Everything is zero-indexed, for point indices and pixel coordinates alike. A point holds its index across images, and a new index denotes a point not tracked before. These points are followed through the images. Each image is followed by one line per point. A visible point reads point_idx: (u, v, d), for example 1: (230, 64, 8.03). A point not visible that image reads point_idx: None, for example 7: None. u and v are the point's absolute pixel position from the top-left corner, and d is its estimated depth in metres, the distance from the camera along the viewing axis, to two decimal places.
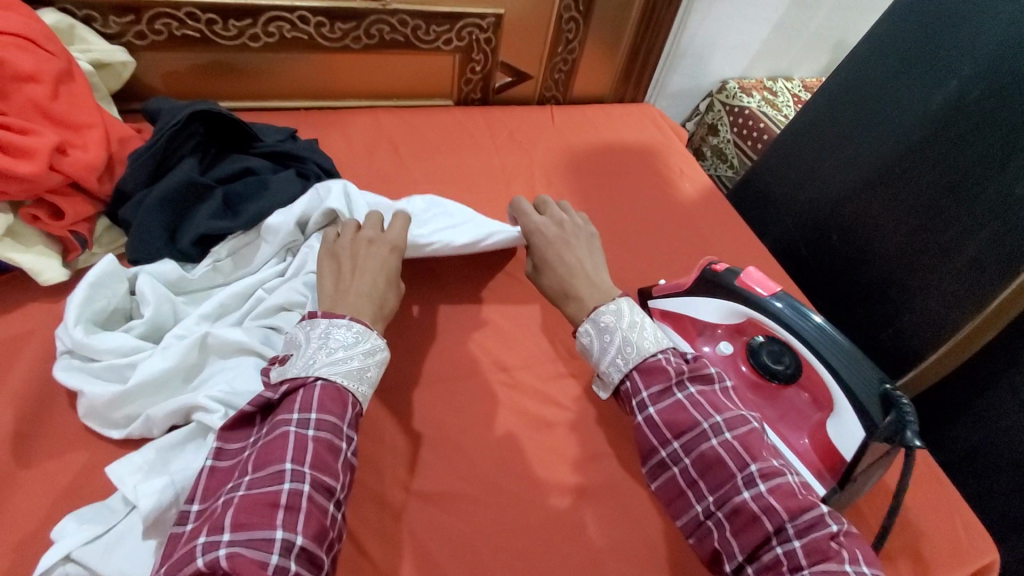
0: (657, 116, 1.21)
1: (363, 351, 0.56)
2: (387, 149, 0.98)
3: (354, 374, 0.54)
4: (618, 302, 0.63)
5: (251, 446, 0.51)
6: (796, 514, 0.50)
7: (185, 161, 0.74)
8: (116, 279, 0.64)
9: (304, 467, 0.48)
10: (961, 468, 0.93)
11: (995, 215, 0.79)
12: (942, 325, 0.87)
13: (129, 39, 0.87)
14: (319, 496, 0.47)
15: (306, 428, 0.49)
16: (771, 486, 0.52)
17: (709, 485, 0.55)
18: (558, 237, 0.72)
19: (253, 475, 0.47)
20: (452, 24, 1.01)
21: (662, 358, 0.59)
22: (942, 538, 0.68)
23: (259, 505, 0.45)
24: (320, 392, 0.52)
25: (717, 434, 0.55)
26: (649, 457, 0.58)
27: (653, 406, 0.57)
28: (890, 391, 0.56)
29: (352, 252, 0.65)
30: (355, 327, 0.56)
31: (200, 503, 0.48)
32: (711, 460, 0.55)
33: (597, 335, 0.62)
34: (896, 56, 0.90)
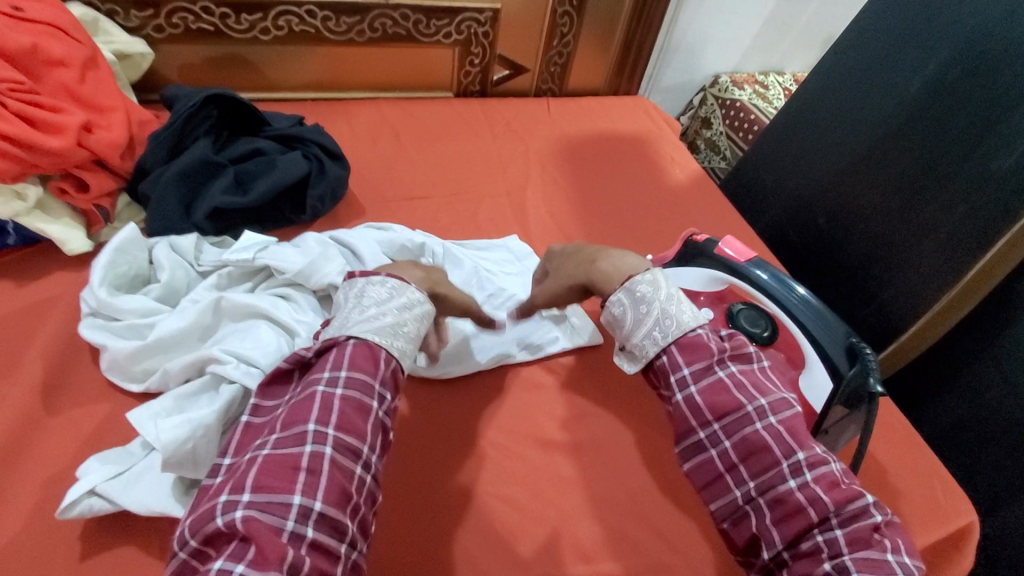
0: (649, 108, 1.25)
1: (397, 306, 0.57)
2: (389, 136, 1.03)
3: (387, 328, 0.55)
4: (653, 273, 0.61)
5: (283, 403, 0.51)
6: (842, 504, 0.48)
7: (200, 141, 0.80)
8: (137, 247, 0.70)
9: (328, 430, 0.47)
10: (949, 442, 0.96)
11: (972, 190, 0.82)
12: (923, 299, 0.90)
13: (149, 32, 0.93)
14: (342, 459, 0.47)
15: (335, 387, 0.50)
16: (817, 474, 0.49)
17: (749, 470, 0.52)
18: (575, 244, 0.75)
19: (279, 434, 0.47)
20: (451, 18, 1.07)
21: (703, 334, 0.57)
22: (918, 496, 0.71)
23: (280, 468, 0.45)
24: (351, 350, 0.52)
25: (761, 418, 0.52)
26: (683, 438, 0.56)
27: (695, 384, 0.55)
28: (855, 342, 0.60)
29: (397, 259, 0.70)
30: (389, 285, 0.59)
31: (232, 457, 0.49)
32: (755, 444, 0.52)
33: (631, 305, 0.59)
34: (878, 44, 0.94)
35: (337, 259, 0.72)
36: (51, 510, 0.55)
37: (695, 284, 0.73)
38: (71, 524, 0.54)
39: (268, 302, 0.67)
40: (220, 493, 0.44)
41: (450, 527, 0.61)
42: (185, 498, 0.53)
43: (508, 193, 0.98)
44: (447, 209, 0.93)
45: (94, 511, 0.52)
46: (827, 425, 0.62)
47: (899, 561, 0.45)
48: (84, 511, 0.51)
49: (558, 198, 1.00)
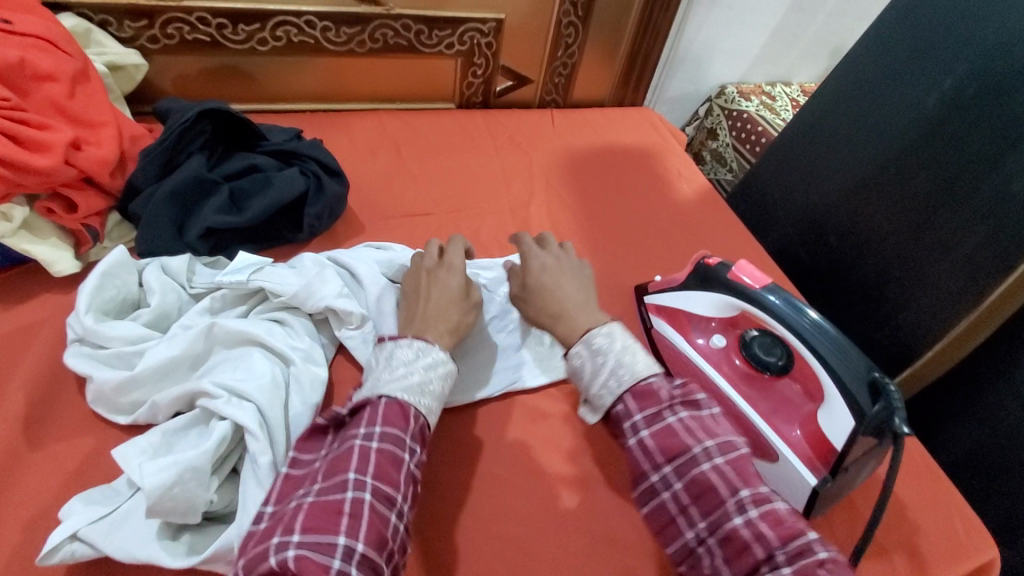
0: (655, 120, 1.23)
1: (424, 364, 0.55)
2: (390, 149, 1.00)
3: (415, 388, 0.54)
4: (611, 326, 0.62)
5: (321, 457, 0.52)
6: (786, 540, 0.48)
7: (194, 158, 0.77)
8: (127, 270, 0.67)
9: (366, 477, 0.48)
10: (966, 468, 0.93)
11: (992, 211, 0.79)
12: (941, 322, 0.87)
13: (142, 43, 0.91)
14: (381, 505, 0.47)
15: (371, 440, 0.50)
16: (762, 511, 0.49)
17: (699, 510, 0.52)
18: (556, 267, 0.73)
19: (322, 483, 0.48)
20: (454, 28, 1.04)
21: (655, 382, 0.58)
22: (938, 533, 0.68)
23: (325, 513, 0.45)
24: (383, 408, 0.52)
25: (708, 458, 0.53)
26: (639, 483, 0.56)
27: (645, 429, 0.55)
28: (878, 377, 0.56)
29: (415, 296, 0.66)
30: (416, 344, 0.57)
31: (273, 505, 0.49)
32: (703, 486, 0.52)
33: (589, 357, 0.61)
34: (891, 58, 0.91)
35: (335, 281, 0.69)
36: (30, 554, 0.52)
37: (706, 312, 0.71)
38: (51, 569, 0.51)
39: (263, 328, 0.64)
40: (271, 535, 0.44)
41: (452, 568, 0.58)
42: (172, 543, 0.50)
43: (512, 210, 0.96)
44: (449, 226, 0.90)
45: (76, 557, 0.49)
46: (846, 462, 0.58)
47: None
48: (66, 558, 0.48)
49: (563, 214, 0.97)
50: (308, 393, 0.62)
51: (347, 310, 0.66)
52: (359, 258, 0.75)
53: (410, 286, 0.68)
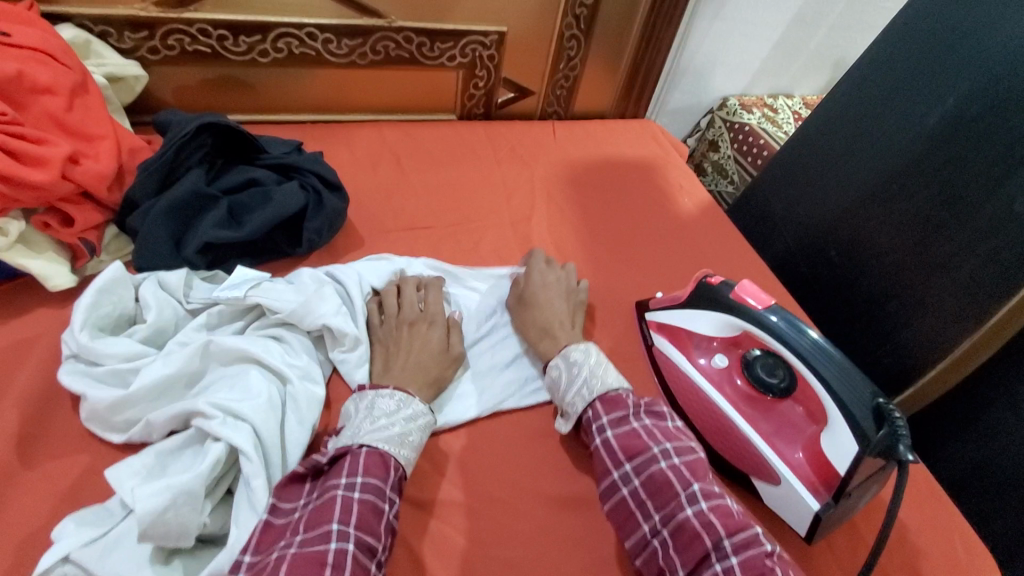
0: (657, 132, 1.22)
1: (405, 417, 0.59)
2: (390, 161, 1.00)
3: (395, 438, 0.56)
4: (588, 344, 0.68)
5: (302, 509, 0.52)
6: (733, 530, 0.52)
7: (193, 171, 0.76)
8: (123, 285, 0.66)
9: (350, 528, 0.49)
10: (966, 487, 0.92)
11: (993, 232, 0.79)
12: (941, 341, 0.86)
13: (143, 54, 0.90)
14: (362, 555, 0.48)
15: (352, 491, 0.51)
16: (711, 504, 0.54)
17: (655, 504, 0.56)
18: (551, 286, 0.78)
19: (304, 534, 0.48)
20: (455, 41, 1.04)
21: (623, 393, 0.64)
22: (941, 558, 0.67)
23: (308, 564, 0.46)
24: (364, 458, 0.54)
25: (665, 458, 0.58)
26: (602, 480, 0.60)
27: (611, 430, 0.61)
28: (883, 404, 0.55)
29: (396, 338, 0.68)
30: (397, 396, 0.60)
31: (251, 556, 0.49)
32: (659, 482, 0.56)
33: (564, 368, 0.67)
34: (893, 76, 0.91)
35: (333, 299, 0.68)
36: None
37: (705, 331, 0.71)
38: None
39: (260, 345, 0.63)
40: None
41: None
42: (164, 569, 0.49)
43: (513, 223, 0.95)
44: (449, 239, 0.90)
45: None
46: (850, 488, 0.57)
47: None
48: None
49: (564, 228, 0.96)
50: (305, 412, 0.61)
51: (341, 330, 0.66)
52: (354, 274, 0.74)
53: (390, 334, 0.69)
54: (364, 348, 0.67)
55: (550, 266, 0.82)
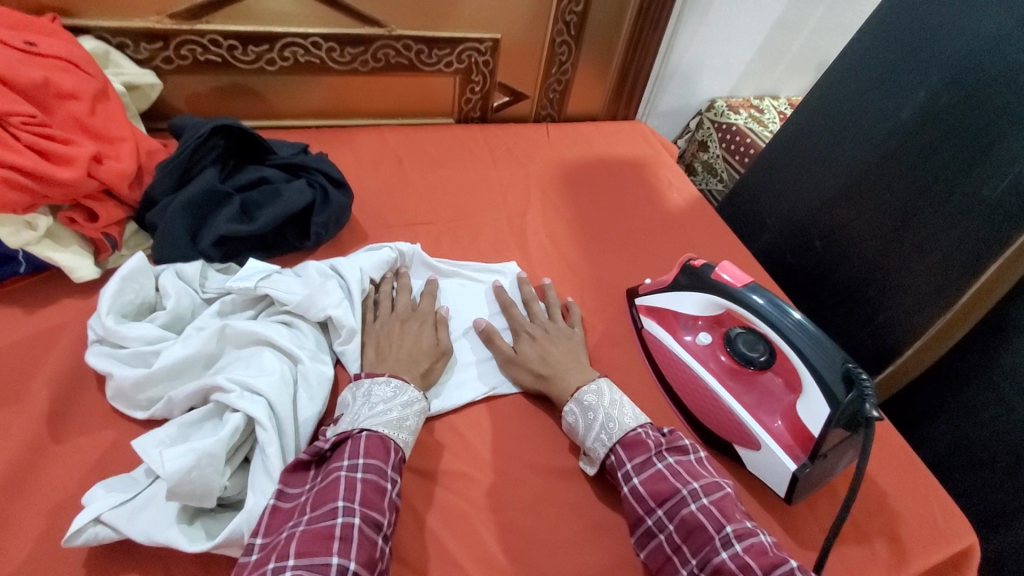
0: (647, 133, 1.28)
1: (401, 403, 0.63)
2: (391, 162, 1.05)
3: (393, 422, 0.61)
4: (597, 383, 0.69)
5: (308, 491, 0.55)
6: (769, 569, 0.52)
7: (207, 171, 0.82)
8: (144, 275, 0.71)
9: (355, 504, 0.52)
10: (949, 463, 0.99)
11: (964, 215, 0.84)
12: (919, 321, 0.91)
13: (157, 64, 0.96)
14: (369, 528, 0.52)
15: (356, 471, 0.55)
16: (746, 544, 0.54)
17: (691, 549, 0.56)
18: (545, 335, 0.77)
19: (312, 513, 0.52)
20: (452, 48, 1.10)
21: (641, 432, 0.64)
22: (919, 521, 0.71)
23: (317, 538, 0.50)
24: (365, 441, 0.57)
25: (695, 499, 0.58)
26: (637, 526, 0.61)
27: (637, 477, 0.61)
28: (852, 369, 0.60)
29: (388, 332, 0.72)
30: (393, 383, 0.64)
31: (263, 537, 0.51)
32: (693, 524, 0.57)
33: (581, 414, 0.67)
34: (869, 72, 0.96)
35: (335, 292, 0.72)
36: (55, 538, 0.55)
37: (690, 311, 0.75)
38: (73, 553, 0.54)
39: (272, 329, 0.68)
40: (265, 563, 0.48)
41: (453, 556, 0.60)
42: (188, 528, 0.53)
43: (509, 218, 1.00)
44: (449, 234, 0.94)
45: (100, 539, 0.52)
46: (825, 448, 0.61)
47: None
48: (90, 539, 0.51)
49: (557, 222, 1.01)
50: (315, 388, 0.65)
51: (341, 321, 0.69)
52: (356, 268, 0.77)
53: (382, 329, 0.73)
54: (357, 342, 0.71)
55: (529, 314, 0.81)
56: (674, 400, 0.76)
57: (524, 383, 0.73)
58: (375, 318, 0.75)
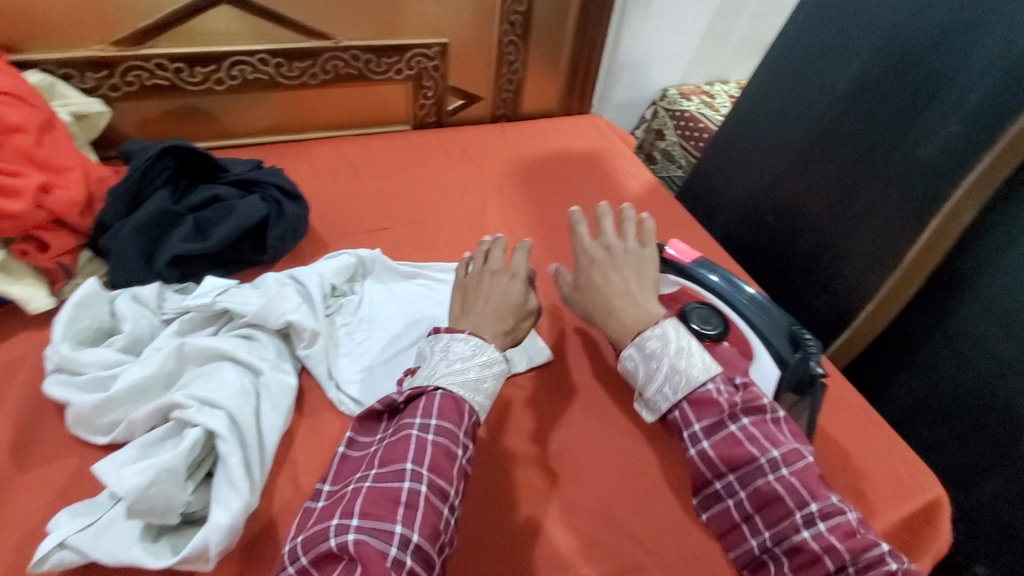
0: (601, 125, 1.30)
1: (480, 362, 0.61)
2: (349, 172, 1.06)
3: (470, 383, 0.60)
4: (663, 327, 0.63)
5: (377, 443, 0.59)
6: (856, 552, 0.52)
7: (157, 193, 0.82)
8: (99, 301, 0.71)
9: (423, 470, 0.53)
10: (916, 421, 1.01)
11: (904, 178, 0.87)
12: (871, 284, 0.93)
13: (104, 92, 0.96)
14: (435, 497, 0.53)
15: (427, 433, 0.55)
16: (831, 524, 0.54)
17: (764, 520, 0.57)
18: (607, 259, 0.72)
19: (378, 470, 0.54)
20: (401, 55, 1.11)
21: (713, 389, 0.60)
22: (884, 477, 0.73)
23: (383, 499, 0.51)
24: (439, 401, 0.57)
25: (773, 470, 0.57)
26: (704, 489, 0.62)
27: (707, 441, 0.60)
28: (796, 331, 0.67)
29: (477, 286, 0.71)
30: (473, 341, 0.62)
31: (331, 484, 0.57)
32: (769, 496, 0.57)
33: (642, 360, 0.63)
34: (807, 47, 1.00)
35: (293, 298, 0.72)
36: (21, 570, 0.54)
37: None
38: None
39: (231, 343, 0.67)
40: (331, 517, 0.51)
41: None
42: (153, 545, 0.53)
43: (468, 218, 1.01)
44: (409, 238, 0.95)
45: (66, 564, 0.52)
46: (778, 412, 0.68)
47: None
48: (56, 564, 0.51)
49: (516, 218, 1.02)
50: (278, 398, 0.65)
51: (302, 325, 0.70)
52: (315, 275, 0.77)
53: (473, 282, 0.72)
54: (322, 342, 0.71)
55: (596, 236, 0.75)
56: None
57: (581, 314, 0.73)
58: (468, 273, 0.74)
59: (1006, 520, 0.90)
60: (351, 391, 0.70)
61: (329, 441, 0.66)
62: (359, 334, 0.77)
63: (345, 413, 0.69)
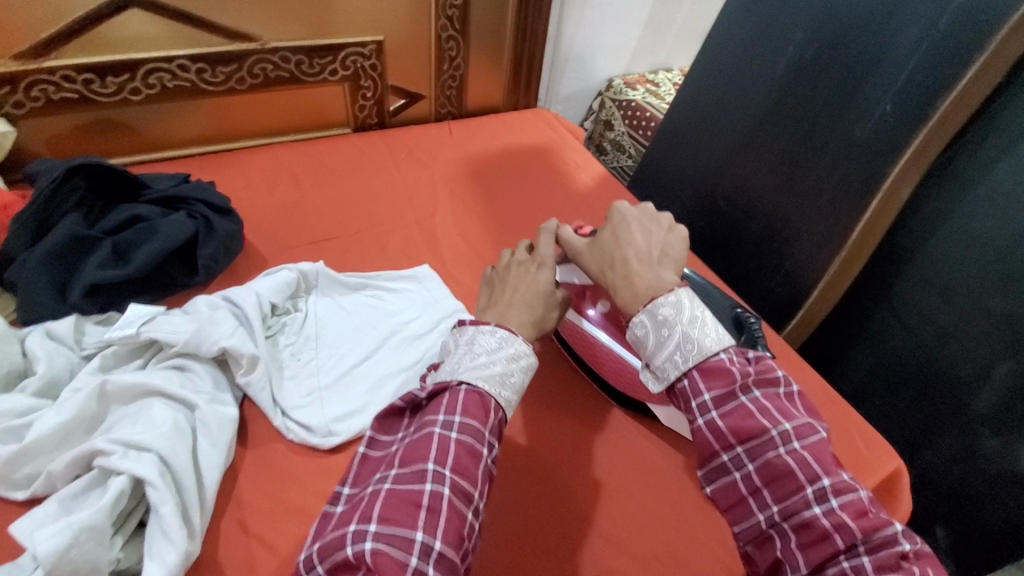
0: (550, 118, 1.28)
1: (507, 355, 0.56)
2: (288, 180, 1.00)
3: (496, 378, 0.54)
4: (676, 293, 0.57)
5: (400, 442, 0.53)
6: (869, 531, 0.48)
7: (68, 216, 0.75)
8: (6, 341, 0.64)
9: (445, 470, 0.48)
10: (872, 392, 1.04)
11: (844, 158, 0.89)
12: (820, 263, 0.95)
13: (7, 109, 0.87)
14: (459, 501, 0.48)
15: (451, 431, 0.50)
16: (844, 500, 0.49)
17: (773, 494, 0.52)
18: (637, 218, 0.66)
19: (399, 471, 0.49)
20: (334, 55, 1.06)
21: (725, 358, 0.55)
22: (844, 454, 0.74)
23: (403, 503, 0.46)
24: (464, 396, 0.52)
25: (785, 443, 0.52)
26: (708, 461, 0.55)
27: (716, 410, 0.54)
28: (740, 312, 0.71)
29: (504, 276, 0.67)
30: (499, 333, 0.57)
31: (351, 488, 0.53)
32: (779, 469, 0.52)
33: (652, 327, 0.57)
34: (744, 34, 1.00)
35: (227, 322, 0.67)
36: None
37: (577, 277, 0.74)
38: None
39: (160, 377, 0.62)
40: (349, 522, 0.46)
41: None
42: None
43: (418, 221, 0.97)
44: (356, 247, 0.91)
45: None
46: None
47: None
48: None
49: (468, 219, 0.99)
50: (216, 433, 0.60)
51: (238, 350, 0.65)
52: (252, 294, 0.72)
53: (498, 275, 0.68)
54: (263, 366, 0.66)
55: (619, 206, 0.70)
56: (593, 377, 0.77)
57: (593, 273, 0.68)
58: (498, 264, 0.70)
59: (957, 481, 0.94)
60: (297, 416, 0.66)
61: (279, 472, 0.62)
62: (305, 353, 0.72)
63: (292, 441, 0.65)
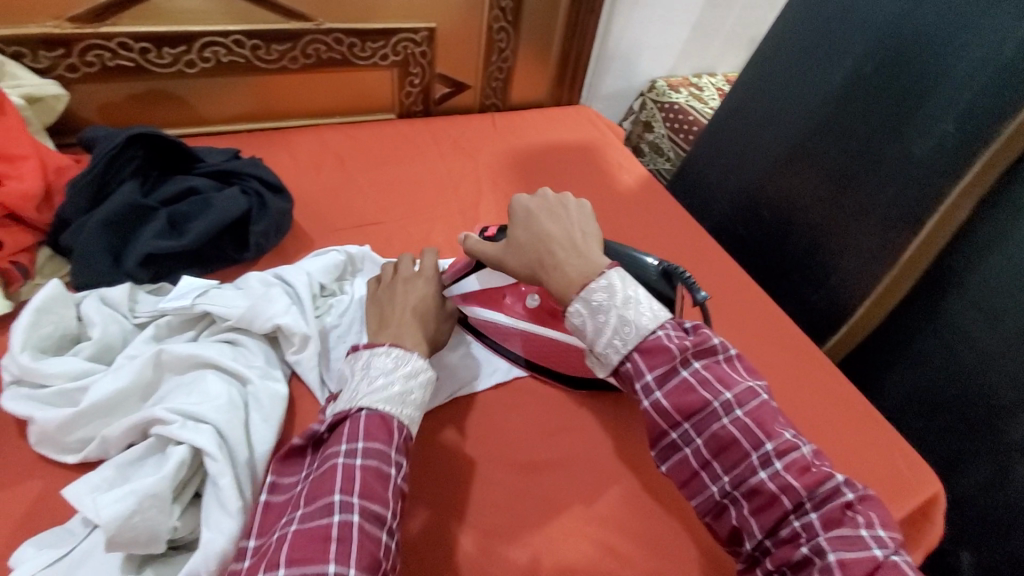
0: (592, 116, 1.27)
1: (404, 375, 0.56)
2: (333, 162, 1.00)
3: (395, 397, 0.55)
4: (607, 277, 0.57)
5: (303, 480, 0.51)
6: (813, 487, 0.49)
7: (125, 184, 0.75)
8: (63, 304, 0.64)
9: (353, 498, 0.47)
10: (909, 412, 1.03)
11: (898, 176, 0.88)
12: (866, 280, 0.94)
13: (61, 73, 0.87)
14: (371, 525, 0.47)
15: (354, 458, 0.49)
16: (788, 461, 0.50)
17: (723, 465, 0.52)
18: (542, 209, 0.67)
19: (304, 509, 0.47)
20: (386, 39, 1.05)
21: (663, 335, 0.55)
22: (886, 473, 0.73)
23: (311, 541, 0.45)
24: (365, 422, 0.52)
25: (728, 412, 0.53)
26: (659, 440, 0.56)
27: (659, 390, 0.54)
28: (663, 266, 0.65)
29: (390, 295, 0.69)
30: (394, 353, 0.58)
31: (255, 539, 0.48)
32: (725, 440, 0.52)
33: (589, 315, 0.57)
34: (800, 42, 0.98)
35: (281, 300, 0.67)
36: None
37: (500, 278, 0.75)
38: None
39: (216, 350, 0.62)
40: None
41: (442, 566, 0.58)
42: None
43: (462, 211, 0.97)
44: (400, 233, 0.91)
45: None
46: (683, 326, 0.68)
47: (873, 536, 0.47)
48: None
49: None
50: (268, 409, 0.60)
51: (292, 329, 0.65)
52: (304, 274, 0.73)
53: (386, 295, 0.69)
54: (314, 347, 0.66)
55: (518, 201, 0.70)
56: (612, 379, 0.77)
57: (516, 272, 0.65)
58: (381, 282, 0.72)
59: (991, 507, 0.93)
60: None
61: None
62: (353, 336, 0.72)
63: None
